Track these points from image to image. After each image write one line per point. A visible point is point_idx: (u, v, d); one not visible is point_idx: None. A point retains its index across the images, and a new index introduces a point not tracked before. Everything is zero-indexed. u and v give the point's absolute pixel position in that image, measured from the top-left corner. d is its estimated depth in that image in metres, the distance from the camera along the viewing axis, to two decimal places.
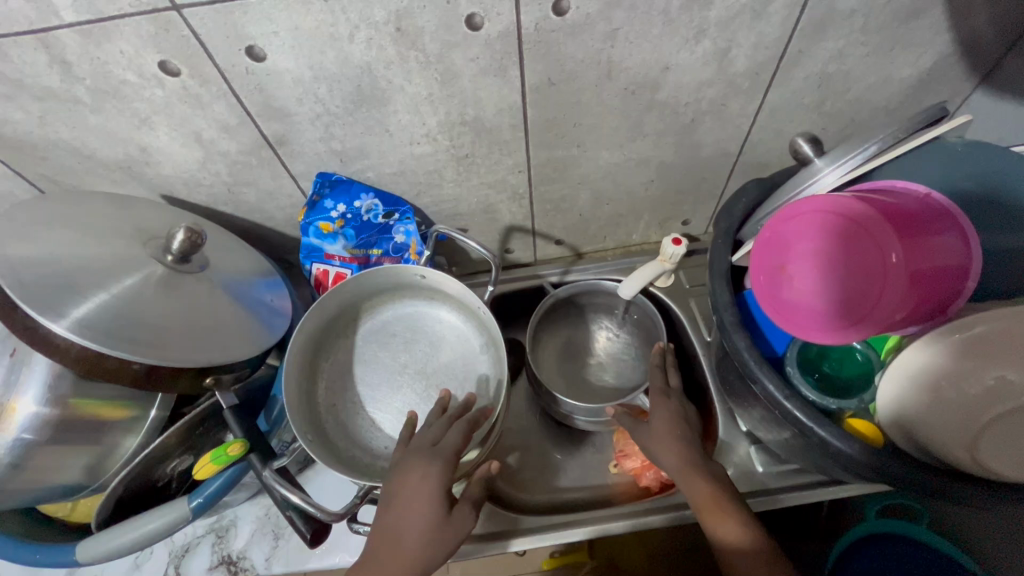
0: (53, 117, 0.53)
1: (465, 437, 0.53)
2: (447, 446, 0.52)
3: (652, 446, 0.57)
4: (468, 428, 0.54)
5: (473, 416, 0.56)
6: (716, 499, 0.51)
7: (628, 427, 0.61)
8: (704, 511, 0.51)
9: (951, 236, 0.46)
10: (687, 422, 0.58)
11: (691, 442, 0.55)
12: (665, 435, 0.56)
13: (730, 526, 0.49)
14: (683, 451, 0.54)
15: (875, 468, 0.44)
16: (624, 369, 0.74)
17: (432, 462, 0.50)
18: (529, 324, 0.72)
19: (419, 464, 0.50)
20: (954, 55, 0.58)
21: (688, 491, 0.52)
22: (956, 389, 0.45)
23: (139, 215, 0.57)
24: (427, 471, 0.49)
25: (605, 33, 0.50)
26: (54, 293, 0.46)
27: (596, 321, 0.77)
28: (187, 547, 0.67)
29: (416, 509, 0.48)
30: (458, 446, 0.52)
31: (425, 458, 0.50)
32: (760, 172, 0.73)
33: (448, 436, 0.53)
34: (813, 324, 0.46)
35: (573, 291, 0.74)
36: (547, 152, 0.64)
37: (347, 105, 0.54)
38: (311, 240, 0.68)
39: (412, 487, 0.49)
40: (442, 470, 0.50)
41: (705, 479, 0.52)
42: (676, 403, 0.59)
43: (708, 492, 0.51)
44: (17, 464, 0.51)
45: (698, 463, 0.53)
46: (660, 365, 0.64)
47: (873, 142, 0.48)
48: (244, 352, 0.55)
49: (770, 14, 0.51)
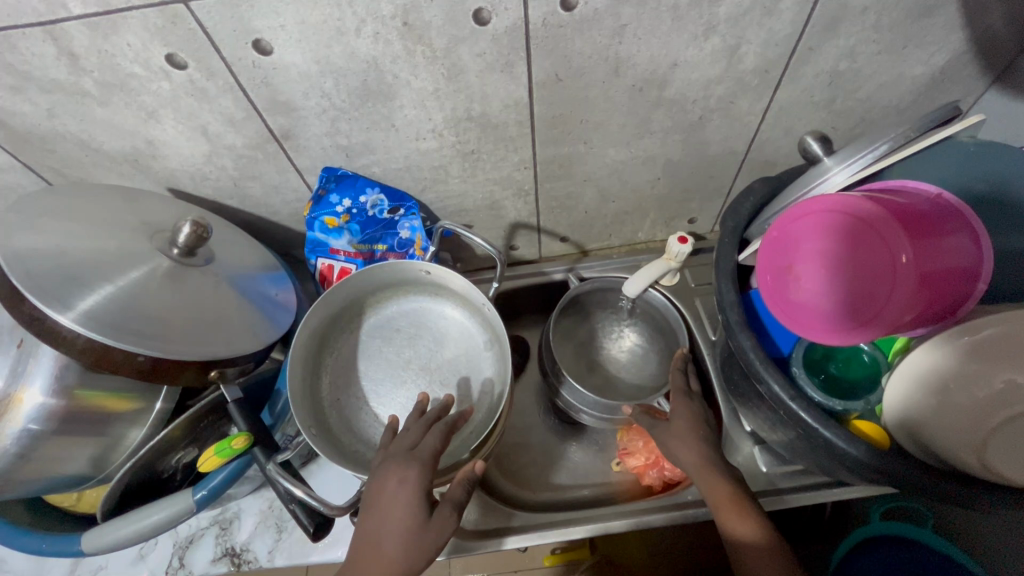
0: (60, 110, 0.53)
1: (443, 438, 0.53)
2: (425, 448, 0.51)
3: (669, 441, 0.56)
4: (447, 430, 0.54)
5: (452, 420, 0.55)
6: (734, 498, 0.51)
7: (649, 426, 0.60)
8: (720, 510, 0.51)
9: (962, 237, 0.46)
10: (709, 426, 0.57)
11: (710, 444, 0.55)
12: (686, 434, 0.56)
13: (746, 525, 0.49)
14: (701, 450, 0.54)
15: (880, 470, 0.44)
16: (644, 380, 0.70)
17: (409, 466, 0.49)
18: (552, 316, 0.72)
19: (397, 469, 0.49)
20: (967, 54, 0.57)
21: (706, 489, 0.52)
22: (965, 392, 0.45)
23: (146, 208, 0.57)
24: (404, 476, 0.49)
25: (613, 29, 0.50)
26: (60, 285, 0.47)
27: (636, 322, 0.73)
28: (191, 539, 0.67)
29: (396, 515, 0.47)
30: (438, 448, 0.52)
31: (402, 462, 0.50)
32: (767, 171, 0.72)
33: (426, 439, 0.52)
34: (819, 324, 0.46)
35: (608, 285, 0.75)
36: (553, 149, 0.64)
37: (354, 100, 0.54)
38: (317, 235, 0.68)
39: (391, 492, 0.48)
40: (420, 473, 0.49)
41: (723, 478, 0.52)
42: (700, 407, 0.59)
43: (727, 492, 0.51)
44: (22, 454, 0.51)
45: (716, 463, 0.53)
46: (682, 369, 0.63)
47: (883, 141, 0.47)
48: (249, 346, 0.55)
49: (782, 11, 0.50)
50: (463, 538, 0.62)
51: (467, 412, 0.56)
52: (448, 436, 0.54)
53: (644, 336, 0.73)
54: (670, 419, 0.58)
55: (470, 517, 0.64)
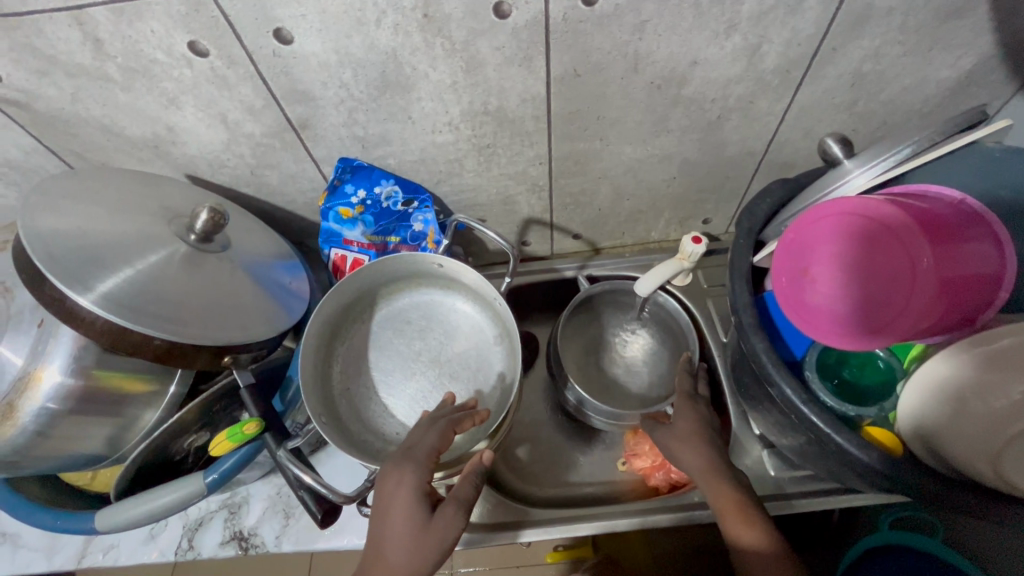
0: (84, 94, 0.54)
1: (442, 436, 0.52)
2: (420, 448, 0.51)
3: (671, 446, 0.57)
4: (446, 428, 0.53)
5: (457, 418, 0.55)
6: (738, 504, 0.50)
7: (657, 428, 0.60)
8: (725, 516, 0.51)
9: (982, 245, 0.46)
10: (712, 430, 0.57)
11: (715, 446, 0.55)
12: (688, 436, 0.56)
13: (749, 532, 0.49)
14: (705, 453, 0.54)
15: (892, 478, 0.44)
16: (651, 383, 0.70)
17: (405, 467, 0.49)
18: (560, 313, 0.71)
19: (393, 471, 0.49)
20: (995, 58, 0.56)
21: (709, 494, 0.52)
22: (981, 401, 0.44)
23: (165, 194, 0.58)
24: (401, 477, 0.49)
25: (634, 25, 0.49)
26: (81, 266, 0.47)
27: (648, 325, 0.73)
28: (201, 521, 0.68)
29: (396, 515, 0.47)
30: (434, 447, 0.51)
31: (398, 464, 0.50)
32: (785, 172, 0.71)
33: (424, 438, 0.52)
34: (835, 331, 0.45)
35: (619, 286, 0.74)
36: (570, 144, 0.63)
37: (371, 91, 0.54)
38: (331, 225, 0.69)
39: (389, 492, 0.48)
40: (416, 474, 0.49)
41: (727, 485, 0.52)
42: (703, 412, 0.59)
43: (731, 498, 0.51)
44: (40, 433, 0.52)
45: (720, 467, 0.53)
46: (690, 376, 0.63)
47: (905, 145, 0.46)
48: (262, 332, 0.55)
49: (805, 10, 0.49)
50: (473, 533, 0.63)
51: (480, 415, 0.55)
52: (449, 432, 0.53)
53: (653, 339, 0.72)
54: (673, 423, 0.58)
55: (481, 513, 0.65)
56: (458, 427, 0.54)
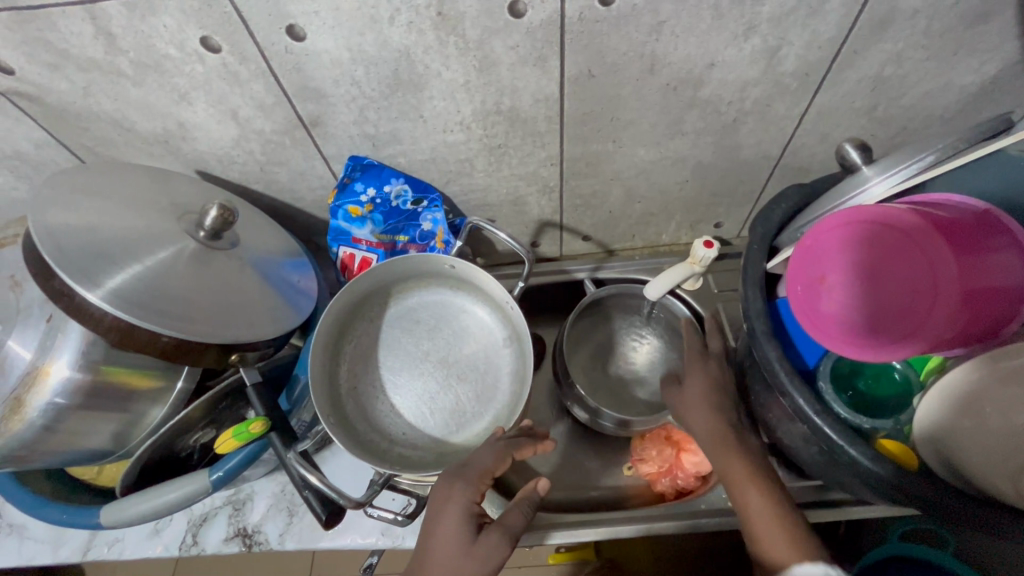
0: (96, 88, 0.54)
1: (498, 457, 0.52)
2: (474, 466, 0.51)
3: (685, 413, 0.57)
4: (504, 450, 0.53)
5: (521, 444, 0.54)
6: (748, 472, 0.50)
7: None
8: (733, 484, 0.50)
9: (1009, 256, 0.44)
10: (725, 393, 0.57)
11: (726, 419, 0.55)
12: (698, 399, 0.57)
13: (757, 499, 0.48)
14: (714, 422, 0.54)
15: (907, 494, 0.43)
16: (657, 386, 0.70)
17: (455, 484, 0.50)
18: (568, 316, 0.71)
19: (444, 488, 0.50)
20: (1021, 64, 0.55)
21: (719, 464, 0.52)
22: (1000, 417, 0.44)
23: (174, 190, 0.58)
24: (450, 495, 0.49)
25: (651, 26, 0.49)
26: (90, 261, 0.47)
27: (653, 326, 0.73)
28: (205, 517, 0.68)
29: (441, 533, 0.47)
30: (487, 467, 0.51)
31: (450, 480, 0.50)
32: (801, 177, 0.70)
33: (480, 456, 0.53)
34: (852, 340, 0.44)
35: (622, 290, 0.73)
36: (582, 146, 0.63)
37: (383, 89, 0.54)
38: (340, 223, 0.68)
39: (438, 509, 0.49)
40: (466, 493, 0.49)
41: (737, 453, 0.51)
42: (716, 369, 0.59)
43: (741, 467, 0.50)
44: (48, 427, 0.52)
45: (731, 439, 0.53)
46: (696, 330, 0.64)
47: (928, 153, 0.45)
48: (269, 331, 0.55)
49: (827, 12, 0.48)
50: None
51: (544, 446, 0.55)
52: (509, 457, 0.53)
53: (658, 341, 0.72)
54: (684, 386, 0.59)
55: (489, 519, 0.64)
56: (518, 451, 0.53)
